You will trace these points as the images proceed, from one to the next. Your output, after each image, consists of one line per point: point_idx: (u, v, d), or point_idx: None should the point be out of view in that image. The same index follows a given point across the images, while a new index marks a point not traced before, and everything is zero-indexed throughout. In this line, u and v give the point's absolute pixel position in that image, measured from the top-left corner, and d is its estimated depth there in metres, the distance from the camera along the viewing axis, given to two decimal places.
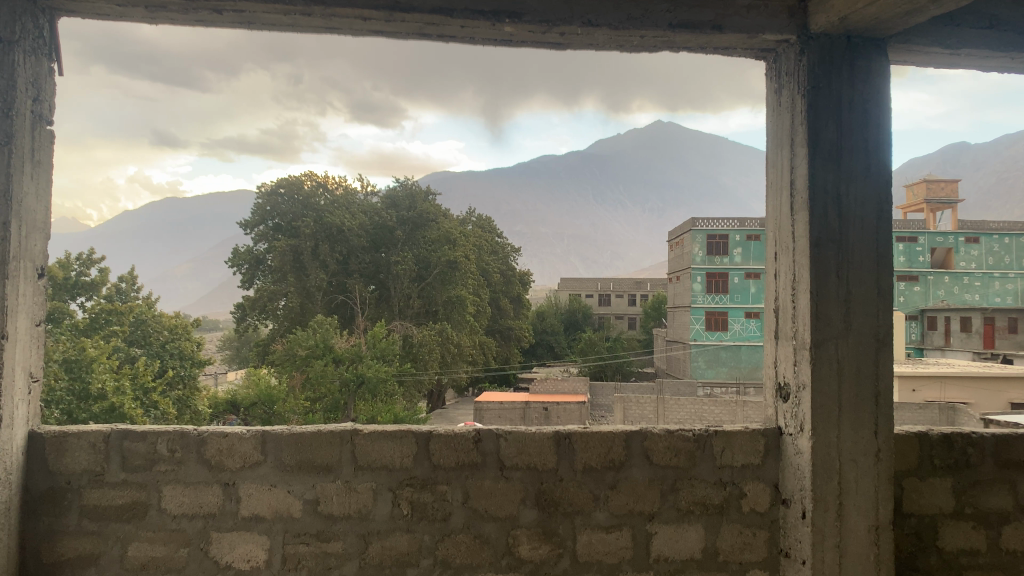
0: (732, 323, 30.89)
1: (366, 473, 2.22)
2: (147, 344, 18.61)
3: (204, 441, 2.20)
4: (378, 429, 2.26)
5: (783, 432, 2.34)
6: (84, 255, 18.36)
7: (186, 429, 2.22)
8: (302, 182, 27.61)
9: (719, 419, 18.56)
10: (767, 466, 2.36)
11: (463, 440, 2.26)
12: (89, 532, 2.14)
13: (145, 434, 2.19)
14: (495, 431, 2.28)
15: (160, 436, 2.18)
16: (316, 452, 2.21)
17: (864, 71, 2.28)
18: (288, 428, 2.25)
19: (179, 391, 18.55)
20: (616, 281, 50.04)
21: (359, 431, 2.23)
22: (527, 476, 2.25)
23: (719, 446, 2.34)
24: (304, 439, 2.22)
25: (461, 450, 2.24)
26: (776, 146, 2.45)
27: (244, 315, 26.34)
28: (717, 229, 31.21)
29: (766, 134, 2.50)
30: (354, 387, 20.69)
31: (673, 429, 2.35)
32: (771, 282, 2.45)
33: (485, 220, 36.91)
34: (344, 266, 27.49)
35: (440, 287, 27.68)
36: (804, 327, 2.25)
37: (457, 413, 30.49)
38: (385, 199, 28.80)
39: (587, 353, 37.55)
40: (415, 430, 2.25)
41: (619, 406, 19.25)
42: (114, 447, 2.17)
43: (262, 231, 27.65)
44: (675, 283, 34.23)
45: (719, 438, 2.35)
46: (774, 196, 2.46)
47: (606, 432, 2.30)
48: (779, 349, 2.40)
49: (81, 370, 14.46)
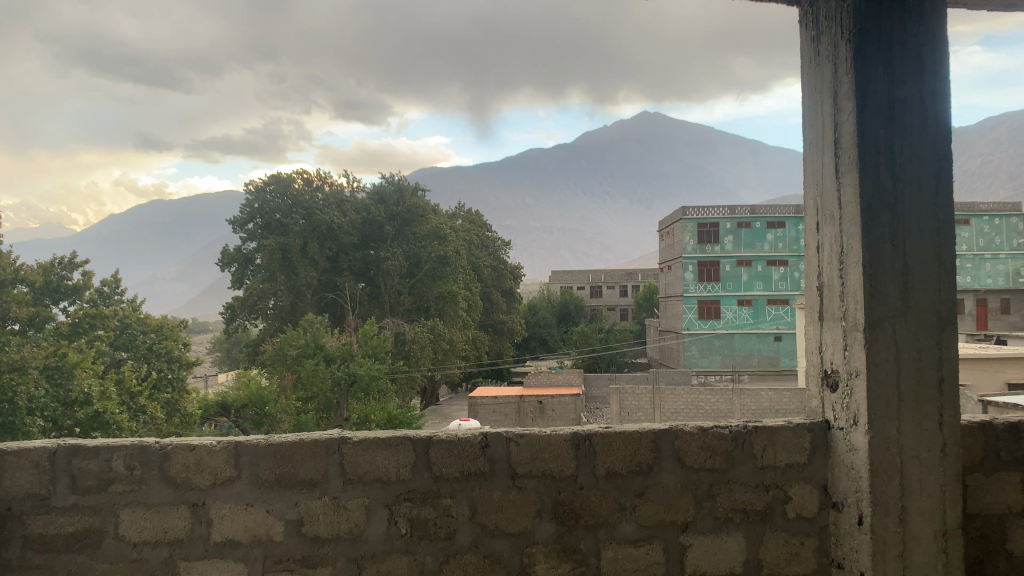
0: (724, 311, 30.72)
1: (357, 488, 1.92)
2: (133, 347, 18.27)
3: (167, 455, 1.89)
4: (369, 436, 1.96)
5: (832, 426, 2.06)
6: (66, 258, 18.00)
7: (147, 441, 1.91)
8: (290, 179, 27.24)
9: (716, 407, 18.36)
10: (815, 465, 2.08)
11: (468, 446, 1.96)
12: (35, 567, 1.83)
13: (98, 449, 1.88)
14: (504, 434, 1.98)
15: (115, 451, 1.88)
16: (299, 465, 1.91)
17: (917, 10, 2.00)
18: (265, 437, 1.94)
19: (168, 394, 18.21)
20: (607, 273, 49.89)
21: (348, 439, 1.94)
22: (544, 484, 1.96)
23: (760, 445, 2.06)
24: (284, 448, 1.92)
25: (466, 457, 1.94)
26: (814, 101, 2.17)
27: (233, 315, 25.92)
28: (708, 217, 31.00)
29: (801, 93, 2.22)
30: (345, 386, 20.31)
31: (707, 425, 2.07)
32: (812, 255, 2.17)
33: (474, 214, 36.60)
34: (334, 264, 27.26)
35: (431, 284, 27.37)
36: (855, 304, 1.97)
37: (451, 409, 30.25)
38: (372, 194, 28.20)
39: (580, 346, 37.32)
40: (418, 437, 1.95)
41: (615, 398, 18.97)
42: (61, 465, 1.86)
43: (250, 231, 27.22)
44: (667, 273, 34.04)
45: (759, 435, 2.07)
46: (814, 158, 2.17)
47: (631, 431, 2.01)
48: (825, 332, 2.12)
49: (63, 375, 14.06)
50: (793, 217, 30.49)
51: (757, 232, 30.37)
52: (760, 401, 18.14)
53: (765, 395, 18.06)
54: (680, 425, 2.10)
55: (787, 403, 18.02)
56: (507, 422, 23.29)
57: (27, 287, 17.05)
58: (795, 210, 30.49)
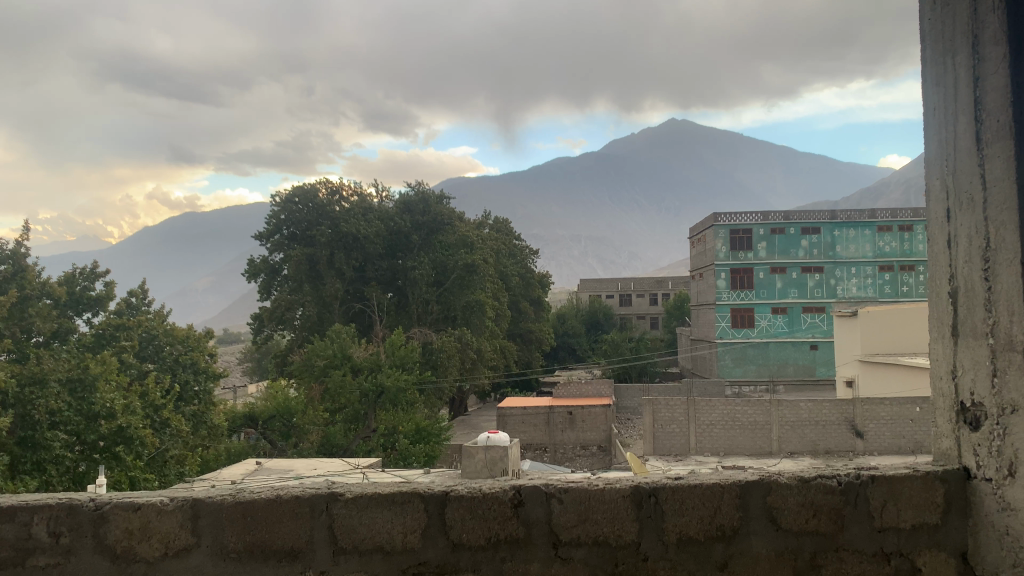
0: (758, 320, 29.97)
1: (348, 558, 1.76)
2: (159, 359, 18.11)
3: (104, 518, 1.77)
4: (365, 498, 1.79)
5: (972, 476, 1.76)
6: (87, 269, 17.91)
7: (81, 500, 1.80)
8: (315, 190, 26.86)
9: (754, 419, 17.71)
10: (949, 525, 1.77)
11: (502, 506, 1.77)
12: None
13: (22, 513, 1.76)
14: (545, 488, 1.79)
15: (39, 516, 1.76)
16: (272, 529, 1.77)
17: None
18: (229, 498, 1.80)
19: (194, 407, 17.97)
20: (636, 280, 49.23)
21: (337, 502, 1.78)
22: (595, 552, 1.75)
23: (881, 501, 1.78)
24: (256, 512, 1.78)
25: (496, 522, 1.76)
26: (943, 61, 1.84)
27: (261, 326, 25.78)
28: (741, 223, 30.15)
29: (923, 53, 1.93)
30: (373, 397, 20.01)
31: (810, 476, 1.81)
32: (941, 250, 1.85)
33: (501, 222, 36.16)
34: (360, 274, 27.10)
35: (458, 292, 26.97)
36: (1010, 312, 1.63)
37: (480, 419, 29.89)
38: (399, 203, 27.90)
39: (609, 355, 36.67)
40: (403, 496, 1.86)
41: (647, 410, 18.27)
42: None
43: (277, 241, 27.08)
44: (698, 280, 33.35)
45: (880, 489, 1.78)
46: (941, 128, 1.85)
47: (709, 485, 1.78)
48: (962, 350, 1.79)
49: (87, 388, 13.84)
50: (829, 223, 29.72)
51: (791, 239, 29.80)
52: (798, 414, 17.57)
53: (803, 407, 17.54)
54: (776, 475, 1.84)
55: (827, 416, 17.41)
56: (538, 434, 22.86)
57: (51, 301, 16.91)
58: (831, 215, 29.74)
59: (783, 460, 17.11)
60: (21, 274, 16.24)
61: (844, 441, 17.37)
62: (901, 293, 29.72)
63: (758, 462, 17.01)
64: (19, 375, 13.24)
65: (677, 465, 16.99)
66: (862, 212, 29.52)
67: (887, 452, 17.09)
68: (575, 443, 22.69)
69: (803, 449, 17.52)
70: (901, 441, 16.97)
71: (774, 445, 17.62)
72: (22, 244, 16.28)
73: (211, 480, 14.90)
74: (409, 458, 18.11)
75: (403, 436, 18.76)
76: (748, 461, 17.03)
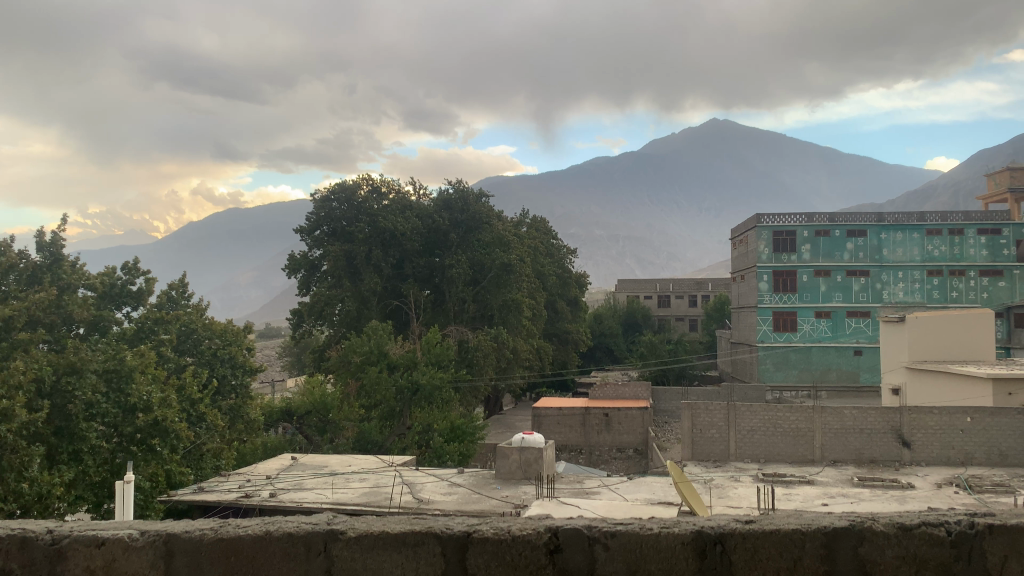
0: (801, 324, 29.26)
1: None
2: (197, 353, 18.15)
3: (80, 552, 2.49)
4: (356, 545, 2.41)
5: None
6: (130, 264, 18.12)
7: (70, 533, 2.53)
8: (356, 186, 26.81)
9: (796, 426, 17.18)
10: None
11: (540, 554, 2.34)
12: None
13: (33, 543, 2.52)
14: (587, 538, 2.36)
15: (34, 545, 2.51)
16: (254, 563, 2.45)
17: None
18: (210, 539, 2.48)
19: (231, 401, 18.08)
20: (675, 282, 48.61)
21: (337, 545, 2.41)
22: None
23: (986, 555, 2.29)
24: (238, 555, 2.45)
25: (537, 563, 2.33)
26: None
27: (300, 321, 26.01)
28: (785, 225, 29.40)
29: None
30: (409, 395, 19.88)
31: (917, 528, 2.32)
32: None
33: (540, 221, 35.92)
34: (398, 271, 27.08)
35: (495, 291, 26.81)
36: None
37: (515, 419, 29.67)
38: (437, 201, 27.81)
39: (647, 357, 36.27)
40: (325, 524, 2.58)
41: (686, 414, 17.89)
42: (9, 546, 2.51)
43: (316, 237, 27.05)
44: (738, 283, 32.81)
45: (986, 542, 2.29)
46: None
47: (796, 535, 2.31)
48: None
49: (123, 380, 13.92)
50: (875, 225, 28.98)
51: (836, 241, 29.07)
52: (843, 422, 16.98)
53: (848, 414, 16.95)
54: (872, 525, 2.36)
55: (873, 424, 16.78)
56: (573, 435, 22.57)
57: (91, 293, 17.09)
58: (878, 217, 29.00)
59: (826, 468, 16.54)
60: (60, 264, 16.44)
61: (890, 451, 16.72)
62: (951, 299, 28.78)
63: (801, 470, 16.48)
64: (57, 363, 13.39)
65: (715, 471, 16.58)
66: (911, 215, 28.76)
67: (936, 463, 16.39)
68: (611, 445, 22.33)
69: (847, 457, 16.93)
70: (950, 452, 16.29)
71: (816, 453, 17.04)
72: (60, 234, 16.49)
73: (247, 475, 14.86)
74: (444, 457, 17.94)
75: (438, 434, 18.63)
76: (789, 469, 16.51)
